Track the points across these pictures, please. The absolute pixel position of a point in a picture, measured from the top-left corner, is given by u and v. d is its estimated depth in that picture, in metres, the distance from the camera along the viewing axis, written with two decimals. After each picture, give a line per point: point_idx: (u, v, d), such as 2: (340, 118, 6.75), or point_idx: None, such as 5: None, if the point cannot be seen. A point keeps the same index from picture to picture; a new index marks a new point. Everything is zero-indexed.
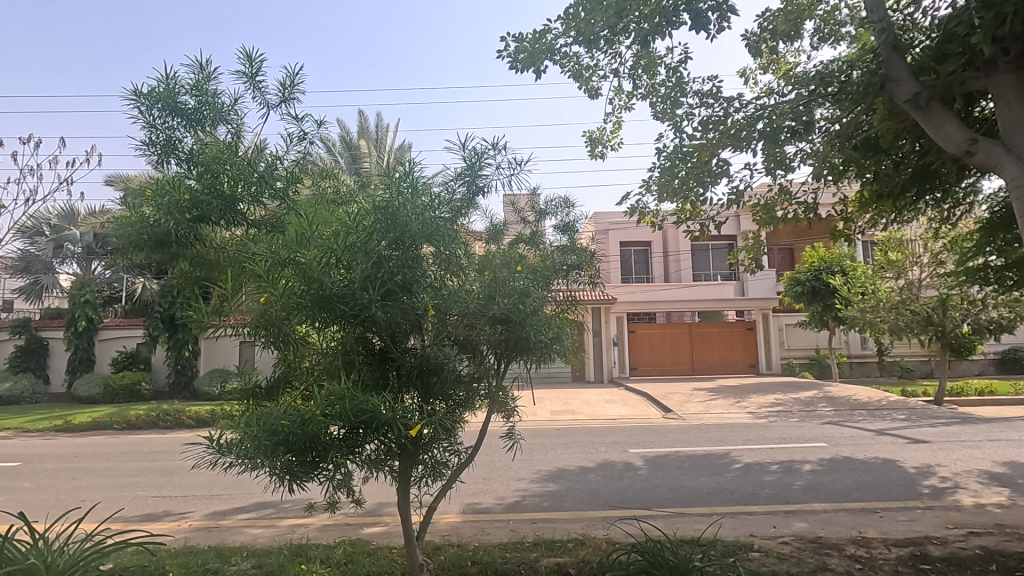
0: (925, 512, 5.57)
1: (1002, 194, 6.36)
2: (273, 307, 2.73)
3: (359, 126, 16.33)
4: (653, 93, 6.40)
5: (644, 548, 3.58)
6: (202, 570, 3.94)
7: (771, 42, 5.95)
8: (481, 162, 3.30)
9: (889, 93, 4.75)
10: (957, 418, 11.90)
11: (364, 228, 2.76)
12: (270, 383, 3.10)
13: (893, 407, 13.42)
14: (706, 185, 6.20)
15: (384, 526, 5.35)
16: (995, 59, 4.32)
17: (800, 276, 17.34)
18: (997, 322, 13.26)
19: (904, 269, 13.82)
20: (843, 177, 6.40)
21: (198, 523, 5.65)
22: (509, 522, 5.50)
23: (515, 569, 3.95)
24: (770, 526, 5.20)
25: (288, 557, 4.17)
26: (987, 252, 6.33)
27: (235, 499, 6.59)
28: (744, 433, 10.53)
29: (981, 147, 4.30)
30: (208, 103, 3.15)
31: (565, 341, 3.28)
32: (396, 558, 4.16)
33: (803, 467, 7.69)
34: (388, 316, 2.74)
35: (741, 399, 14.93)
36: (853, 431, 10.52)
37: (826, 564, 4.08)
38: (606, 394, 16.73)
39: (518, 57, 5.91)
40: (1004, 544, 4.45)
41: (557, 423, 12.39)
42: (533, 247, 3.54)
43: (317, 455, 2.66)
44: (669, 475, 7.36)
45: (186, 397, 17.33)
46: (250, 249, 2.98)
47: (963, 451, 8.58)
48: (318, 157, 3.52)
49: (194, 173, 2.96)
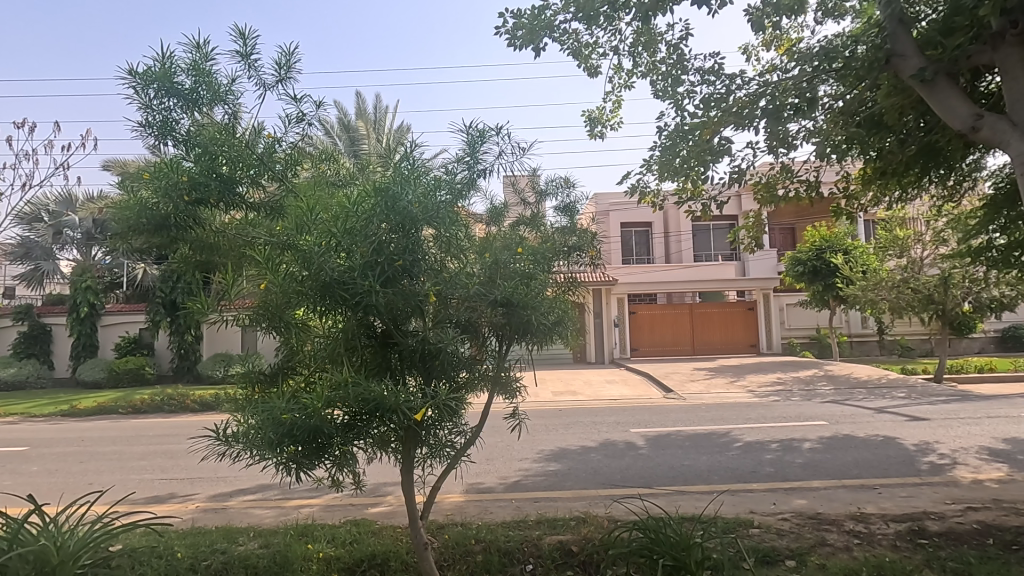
0: (923, 488, 5.64)
1: (1007, 169, 6.29)
2: (274, 294, 2.75)
3: (357, 108, 16.13)
4: (653, 71, 6.32)
5: (645, 525, 3.63)
6: (210, 550, 3.99)
7: (773, 17, 5.84)
8: (481, 142, 3.27)
9: (893, 68, 4.65)
10: (957, 395, 11.98)
11: (364, 214, 2.73)
12: (273, 367, 3.11)
13: (893, 385, 13.50)
14: (708, 163, 6.15)
15: (388, 506, 5.41)
16: (1004, 32, 4.21)
17: (801, 256, 17.31)
18: (998, 300, 13.25)
19: (908, 247, 13.71)
20: (845, 156, 6.30)
21: (204, 505, 5.71)
22: (512, 501, 5.57)
23: (519, 547, 3.99)
24: (770, 503, 5.26)
25: (294, 537, 4.23)
26: (991, 231, 6.31)
27: (240, 480, 6.67)
28: (744, 412, 10.61)
29: (986, 123, 4.21)
30: (205, 83, 3.11)
31: (567, 324, 3.30)
32: (401, 537, 4.21)
33: (802, 445, 7.77)
34: (390, 301, 2.75)
35: (740, 378, 15.07)
36: (853, 409, 10.62)
37: (825, 540, 4.13)
38: (607, 374, 16.83)
39: (516, 34, 5.81)
40: (1001, 519, 4.50)
41: (559, 404, 12.49)
42: (533, 228, 3.53)
43: (323, 444, 2.70)
44: (670, 454, 7.44)
45: (190, 381, 17.47)
46: (250, 232, 2.97)
47: (961, 428, 8.66)
48: (317, 137, 3.49)
49: (192, 156, 2.93)
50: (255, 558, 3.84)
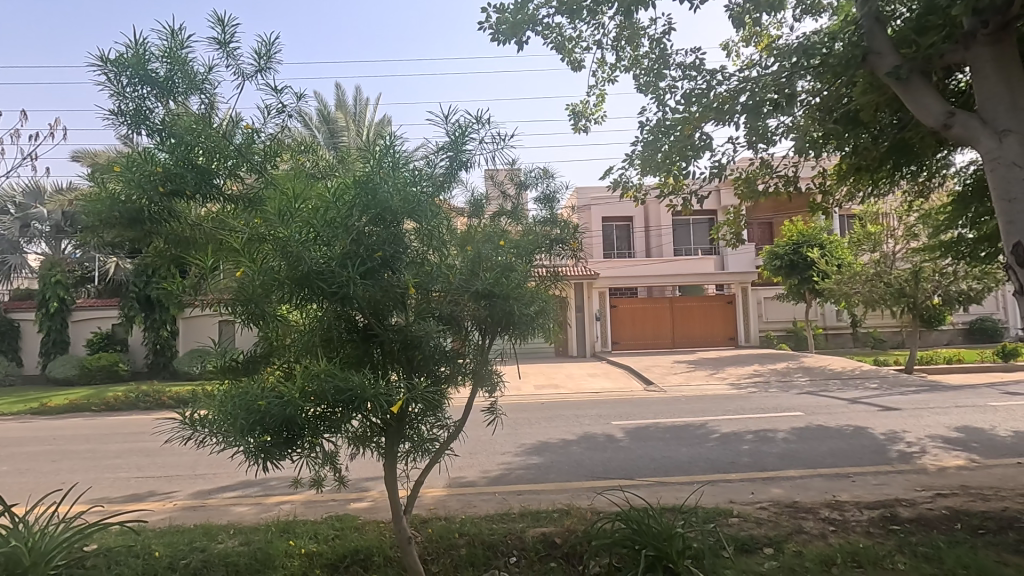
0: (893, 476, 5.81)
1: (972, 167, 6.48)
2: (251, 283, 2.69)
3: (337, 100, 15.88)
4: (636, 65, 6.34)
5: (628, 516, 3.68)
6: (189, 548, 3.93)
7: (753, 13, 5.91)
8: (465, 136, 3.24)
9: (869, 65, 4.73)
10: (926, 386, 12.35)
11: (344, 205, 2.71)
12: (249, 358, 3.06)
13: (866, 377, 13.85)
14: (690, 159, 6.23)
15: (370, 501, 5.38)
16: (975, 32, 4.29)
17: (779, 250, 17.57)
18: (966, 293, 13.57)
19: (880, 242, 14.02)
20: (823, 150, 6.41)
21: (183, 503, 5.63)
22: (495, 494, 5.58)
23: (502, 540, 4.01)
24: (748, 492, 5.36)
25: (276, 534, 4.18)
26: (960, 225, 6.50)
27: (220, 477, 6.58)
28: (722, 404, 10.78)
29: (958, 121, 4.27)
30: (181, 72, 3.04)
31: (549, 315, 3.29)
32: (384, 531, 4.19)
33: (778, 435, 7.94)
34: (369, 294, 2.70)
35: (719, 371, 15.31)
36: (828, 400, 10.87)
37: (801, 527, 4.22)
38: (589, 367, 16.95)
39: (500, 29, 5.78)
40: (968, 504, 4.66)
41: (540, 397, 12.56)
42: (515, 221, 3.52)
43: (296, 434, 2.62)
44: (651, 446, 7.53)
45: (166, 377, 17.14)
46: (228, 224, 2.91)
47: (930, 417, 8.93)
48: (296, 130, 3.44)
49: (166, 146, 2.87)
50: (235, 556, 3.79)
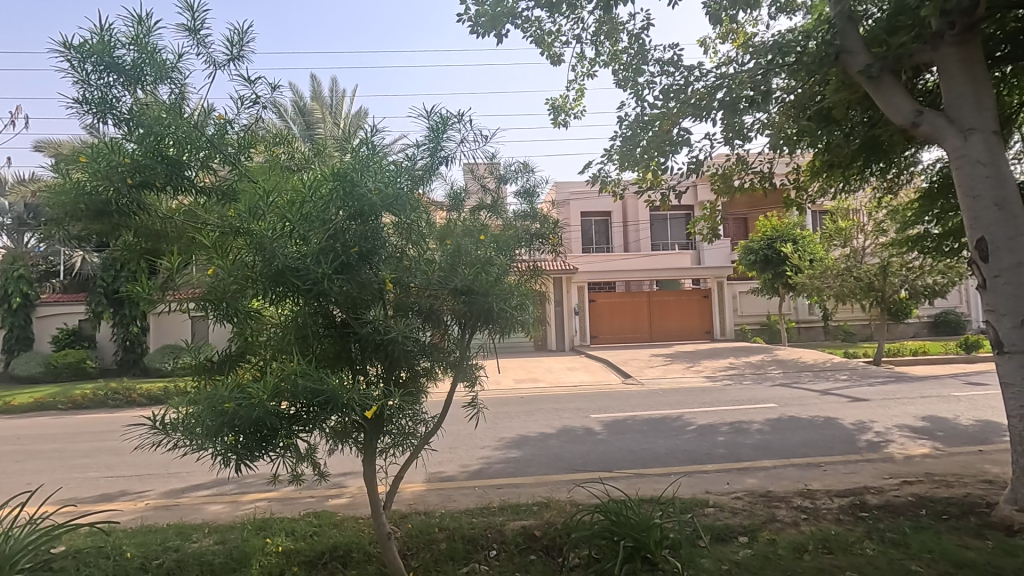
0: (862, 464, 5.99)
1: (938, 165, 6.67)
2: (223, 280, 2.62)
3: (313, 91, 15.60)
4: (615, 61, 6.36)
5: (607, 508, 3.72)
6: (162, 548, 3.84)
7: (730, 11, 5.97)
8: (445, 129, 3.22)
9: (842, 64, 4.83)
10: (893, 377, 12.74)
11: (320, 199, 2.66)
12: (222, 356, 2.99)
13: (836, 369, 14.23)
14: (668, 154, 6.27)
15: (349, 497, 5.34)
16: (942, 32, 4.38)
17: (753, 245, 17.91)
18: (932, 288, 13.85)
19: (850, 238, 14.36)
20: (796, 147, 6.54)
21: (155, 502, 5.50)
22: (475, 488, 5.58)
23: (483, 534, 4.02)
24: (724, 483, 5.47)
25: (252, 532, 4.12)
26: (926, 221, 6.69)
27: (193, 476, 6.45)
28: (699, 396, 10.96)
29: (926, 119, 4.39)
30: (149, 59, 2.94)
31: (528, 311, 3.28)
32: (363, 528, 4.16)
33: (752, 426, 8.11)
34: (345, 290, 2.65)
35: (695, 364, 15.56)
36: (800, 391, 11.13)
37: (775, 516, 4.32)
38: (568, 361, 17.05)
39: (479, 21, 5.75)
40: (933, 491, 4.83)
41: (520, 391, 12.60)
42: (495, 215, 3.52)
43: (266, 435, 2.57)
44: (630, 438, 7.62)
45: (136, 374, 16.73)
46: (199, 217, 2.83)
47: (897, 407, 9.22)
48: (271, 121, 3.37)
49: (134, 137, 2.79)
50: (210, 555, 3.72)
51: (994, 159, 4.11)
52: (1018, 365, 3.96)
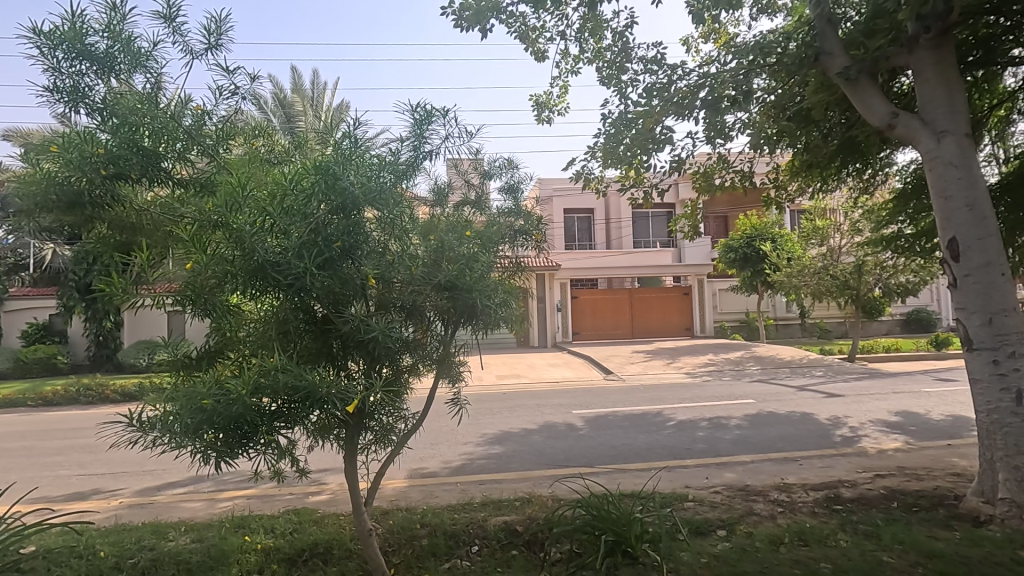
0: (837, 459, 6.13)
1: (912, 166, 6.83)
2: (201, 274, 2.57)
3: (293, 83, 15.35)
4: (599, 58, 6.38)
5: (588, 502, 3.75)
6: (137, 547, 3.77)
7: (712, 10, 6.02)
8: (428, 123, 3.19)
9: (821, 65, 4.91)
10: (867, 373, 13.04)
11: (302, 192, 2.62)
12: (201, 351, 2.94)
13: (813, 365, 14.51)
14: (651, 152, 6.31)
15: (329, 494, 5.30)
16: (918, 36, 4.47)
17: (733, 243, 18.16)
18: (904, 286, 14.29)
19: (827, 237, 14.61)
20: (776, 147, 6.65)
21: (130, 501, 5.39)
22: (456, 484, 5.58)
23: (464, 530, 4.02)
24: (703, 477, 5.55)
25: (229, 530, 4.07)
26: (900, 221, 6.85)
27: (169, 473, 6.33)
28: (679, 392, 11.09)
29: (901, 121, 4.48)
30: (123, 47, 2.86)
31: (512, 308, 3.28)
32: (344, 524, 4.13)
33: (730, 422, 8.24)
34: (326, 285, 2.63)
35: (675, 360, 15.74)
36: (777, 387, 11.34)
37: (752, 509, 4.40)
38: (551, 358, 17.12)
39: (463, 15, 5.72)
40: (904, 484, 4.96)
41: (502, 387, 12.62)
42: (479, 211, 3.50)
43: (246, 431, 2.53)
44: (611, 434, 7.69)
45: (109, 370, 16.36)
46: (176, 211, 2.77)
47: (870, 403, 9.44)
48: (250, 113, 3.31)
49: (107, 127, 2.72)
50: (187, 553, 3.67)
51: (966, 161, 4.21)
52: (987, 362, 4.07)
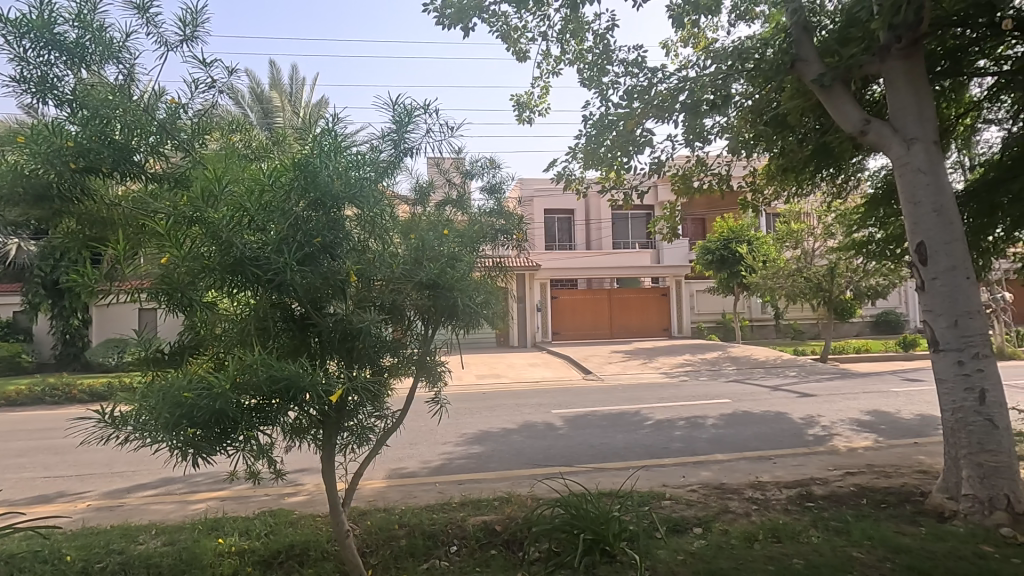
0: (809, 457, 6.27)
1: (883, 172, 7.01)
2: (177, 269, 2.52)
3: (271, 78, 15.09)
4: (580, 60, 6.41)
5: (566, 501, 3.78)
6: (105, 551, 3.68)
7: (692, 15, 6.09)
8: (409, 121, 3.18)
9: (797, 72, 5.02)
10: (838, 373, 13.36)
11: (282, 188, 2.59)
12: (174, 348, 2.87)
13: (786, 365, 14.81)
14: (631, 154, 6.37)
15: (306, 495, 5.23)
16: (889, 46, 4.58)
17: (711, 245, 18.43)
18: (874, 289, 14.68)
19: (801, 239, 14.91)
20: (753, 151, 6.77)
21: (97, 503, 5.25)
22: (435, 484, 5.56)
23: (443, 530, 4.00)
24: (680, 476, 5.63)
25: (202, 532, 3.99)
26: (871, 225, 7.02)
27: (139, 475, 6.18)
28: (657, 392, 11.22)
29: (873, 128, 4.59)
30: (94, 37, 2.79)
31: (493, 306, 3.29)
32: (321, 526, 4.09)
33: (707, 421, 8.37)
34: (306, 282, 2.59)
35: (653, 360, 15.92)
36: (752, 387, 11.56)
37: (727, 507, 4.47)
38: (530, 357, 17.16)
39: (445, 13, 5.70)
40: (873, 481, 5.10)
41: (482, 387, 12.61)
42: (461, 210, 3.50)
43: (226, 428, 2.49)
44: (590, 433, 7.74)
45: (76, 369, 15.89)
46: (149, 204, 2.71)
47: (841, 402, 9.68)
48: (227, 108, 3.26)
49: (78, 118, 2.64)
50: (158, 557, 3.59)
51: (933, 168, 4.35)
52: (952, 362, 4.19)
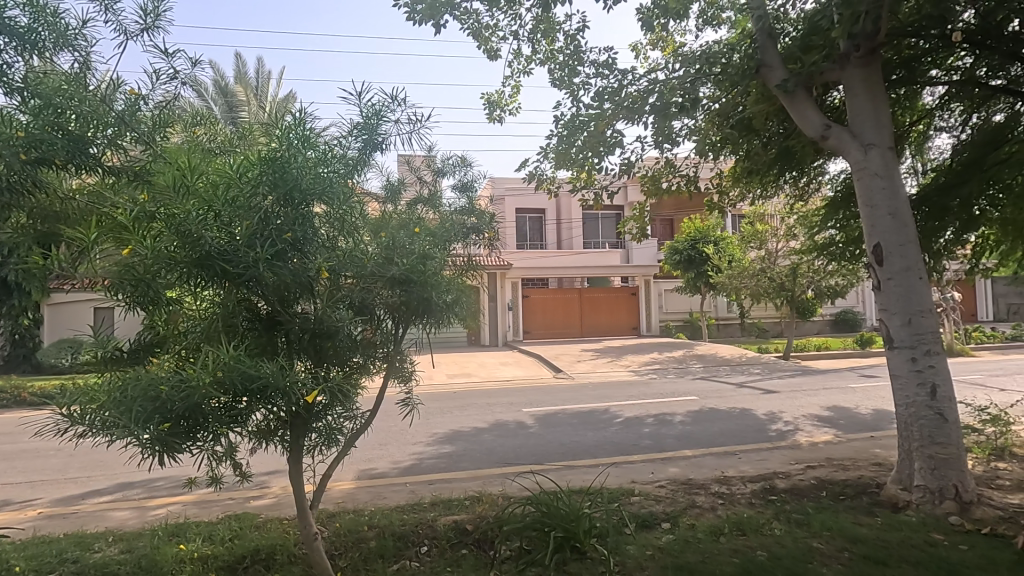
0: (772, 452, 6.45)
1: (843, 175, 7.26)
2: (140, 263, 2.42)
3: (236, 71, 14.68)
4: (551, 60, 6.44)
5: (538, 499, 3.81)
6: (57, 560, 3.52)
7: (661, 19, 6.19)
8: (379, 117, 3.14)
9: (762, 77, 5.15)
10: (800, 370, 13.79)
11: (249, 181, 2.53)
12: (134, 346, 2.75)
13: (751, 363, 15.21)
14: (601, 154, 6.44)
15: (272, 498, 5.12)
16: (848, 53, 4.76)
17: (679, 245, 18.76)
18: (833, 288, 15.20)
19: (765, 240, 15.31)
20: (719, 154, 6.93)
21: (49, 511, 5.03)
22: (406, 484, 5.51)
23: (413, 530, 3.98)
24: (649, 472, 5.72)
25: (162, 539, 3.86)
26: (832, 227, 7.26)
27: (95, 481, 5.95)
28: (626, 390, 11.38)
29: (833, 133, 4.75)
30: (46, 23, 2.68)
31: (465, 304, 3.28)
32: (288, 529, 4.01)
33: (674, 418, 8.53)
34: (276, 278, 2.53)
35: (622, 359, 16.13)
36: (718, 385, 11.84)
37: (694, 502, 4.57)
38: (501, 356, 17.18)
39: (416, 8, 5.64)
40: (832, 474, 5.28)
41: (453, 386, 12.57)
42: (432, 208, 3.46)
43: (196, 425, 2.41)
44: (560, 431, 7.79)
45: (26, 371, 15.19)
46: (107, 197, 2.60)
47: (802, 398, 10.00)
48: (189, 100, 3.16)
49: (31, 107, 2.53)
50: (115, 565, 3.47)
51: (889, 172, 4.53)
52: (905, 359, 4.37)
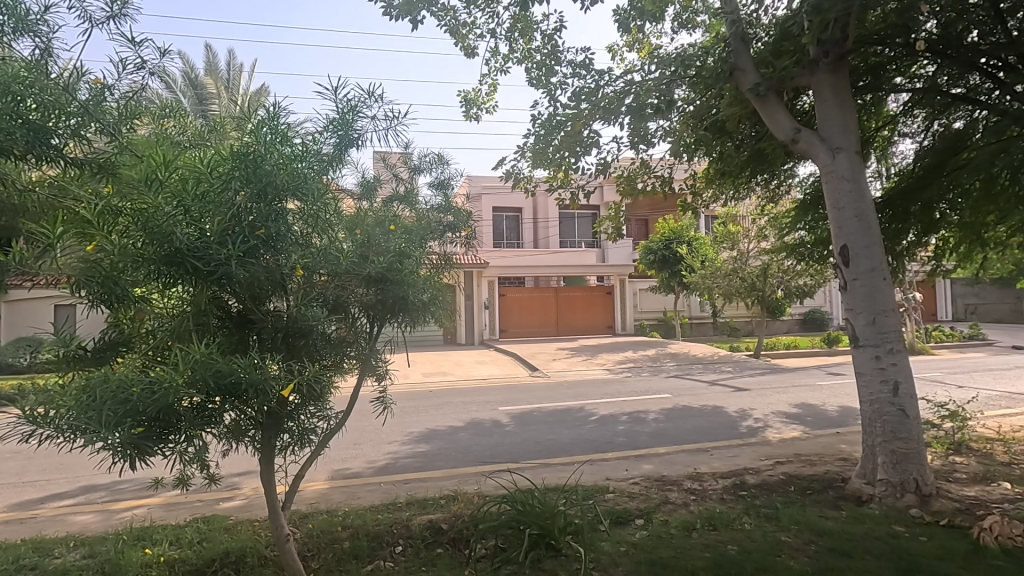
0: (743, 448, 6.58)
1: (812, 178, 7.44)
2: (107, 260, 2.34)
3: (206, 62, 14.32)
4: (528, 59, 6.45)
5: (514, 497, 3.82)
6: (15, 567, 3.39)
7: (637, 21, 6.26)
8: (354, 113, 3.10)
9: (735, 80, 5.25)
10: (769, 369, 14.10)
11: (221, 176, 2.47)
12: (98, 345, 2.65)
13: (722, 361, 15.50)
14: (578, 154, 6.48)
15: (243, 499, 5.02)
16: (817, 60, 4.87)
17: (653, 245, 18.99)
18: (802, 289, 15.59)
19: (737, 241, 15.61)
20: (693, 155, 7.04)
21: (5, 516, 4.83)
22: (380, 484, 5.47)
23: (388, 530, 3.95)
24: (623, 469, 5.79)
25: (127, 543, 3.75)
26: (801, 228, 7.43)
27: (54, 484, 5.74)
28: (601, 388, 11.49)
29: (803, 137, 4.86)
30: (5, 8, 2.56)
31: (440, 303, 3.27)
32: (259, 531, 3.94)
33: (648, 415, 8.64)
34: (249, 275, 2.47)
35: (597, 357, 16.27)
36: (691, 383, 12.04)
37: (667, 498, 4.64)
38: (477, 355, 17.15)
39: (393, 4, 5.58)
40: (800, 469, 5.42)
41: (428, 385, 12.50)
42: (409, 205, 3.43)
43: (168, 427, 2.35)
44: (536, 429, 7.82)
45: None
46: (70, 191, 2.50)
47: (772, 396, 10.23)
48: (156, 91, 3.07)
49: None
50: (77, 570, 3.36)
51: (856, 175, 4.66)
52: (869, 357, 4.51)
